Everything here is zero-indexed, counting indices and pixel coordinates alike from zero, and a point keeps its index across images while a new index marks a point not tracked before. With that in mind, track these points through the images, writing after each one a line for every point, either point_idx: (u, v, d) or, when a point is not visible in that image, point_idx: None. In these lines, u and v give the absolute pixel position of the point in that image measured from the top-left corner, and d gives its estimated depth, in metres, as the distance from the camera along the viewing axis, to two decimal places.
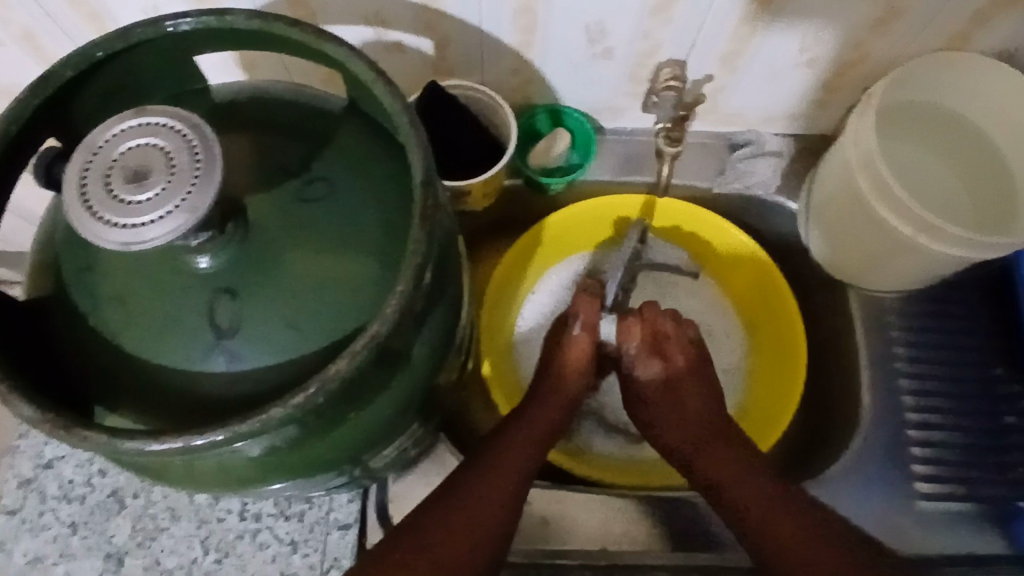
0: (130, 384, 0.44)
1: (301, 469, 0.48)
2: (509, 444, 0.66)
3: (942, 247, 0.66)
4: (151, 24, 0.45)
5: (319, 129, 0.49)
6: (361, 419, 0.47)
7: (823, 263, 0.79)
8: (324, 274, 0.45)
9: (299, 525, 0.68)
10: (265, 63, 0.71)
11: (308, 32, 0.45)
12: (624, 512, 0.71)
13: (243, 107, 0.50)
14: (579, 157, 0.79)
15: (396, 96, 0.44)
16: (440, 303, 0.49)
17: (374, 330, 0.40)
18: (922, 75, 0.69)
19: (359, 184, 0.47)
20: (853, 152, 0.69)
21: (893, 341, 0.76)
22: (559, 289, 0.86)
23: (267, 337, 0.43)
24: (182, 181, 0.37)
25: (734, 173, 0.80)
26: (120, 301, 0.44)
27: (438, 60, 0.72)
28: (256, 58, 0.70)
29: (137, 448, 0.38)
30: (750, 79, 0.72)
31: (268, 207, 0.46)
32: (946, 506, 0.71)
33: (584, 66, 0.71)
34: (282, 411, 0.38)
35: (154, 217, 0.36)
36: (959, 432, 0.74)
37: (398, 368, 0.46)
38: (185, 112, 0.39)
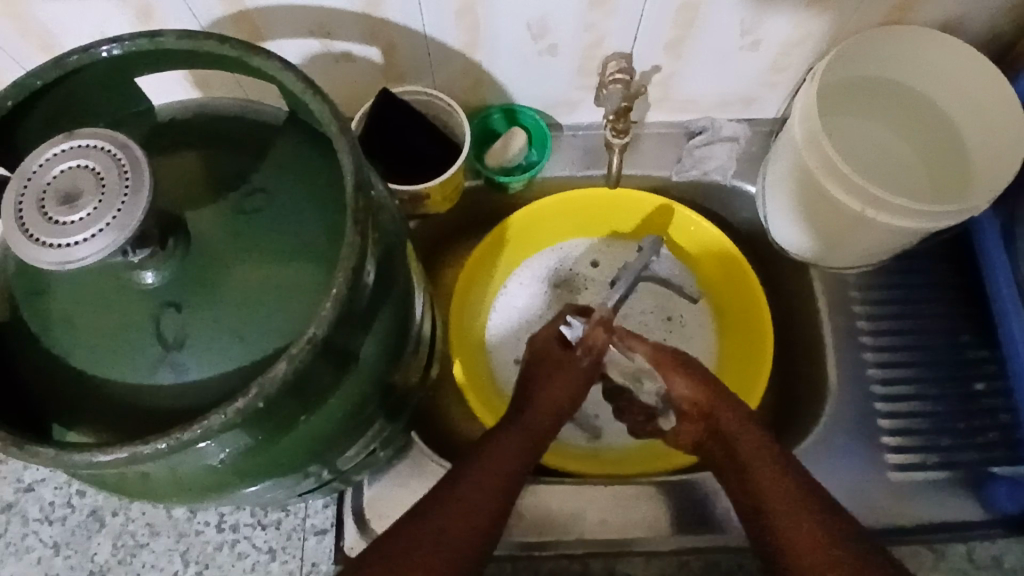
0: (84, 401, 0.45)
1: (261, 475, 0.50)
2: (482, 456, 0.64)
3: (891, 219, 0.67)
4: (86, 50, 0.47)
5: (259, 142, 0.51)
6: (313, 422, 0.48)
7: (785, 244, 0.80)
8: (268, 283, 0.46)
9: (277, 533, 0.69)
10: (219, 80, 0.72)
11: (237, 47, 0.46)
12: (598, 500, 0.71)
13: (185, 125, 0.52)
14: (536, 153, 0.80)
15: (327, 103, 0.45)
16: (387, 304, 0.51)
17: (311, 332, 0.41)
18: (866, 50, 0.69)
19: (299, 194, 0.49)
20: (799, 130, 0.70)
21: (856, 315, 0.77)
22: (529, 284, 0.86)
23: (214, 347, 0.44)
24: (113, 200, 0.38)
25: (690, 160, 0.81)
26: (70, 320, 0.45)
27: (388, 67, 0.73)
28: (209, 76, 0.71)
29: (84, 460, 0.39)
30: (696, 65, 0.73)
31: (210, 220, 0.47)
32: (918, 475, 0.71)
33: (532, 63, 0.72)
34: (223, 417, 0.40)
35: (84, 237, 0.38)
36: (929, 401, 0.74)
37: (345, 369, 0.48)
38: (115, 133, 0.40)
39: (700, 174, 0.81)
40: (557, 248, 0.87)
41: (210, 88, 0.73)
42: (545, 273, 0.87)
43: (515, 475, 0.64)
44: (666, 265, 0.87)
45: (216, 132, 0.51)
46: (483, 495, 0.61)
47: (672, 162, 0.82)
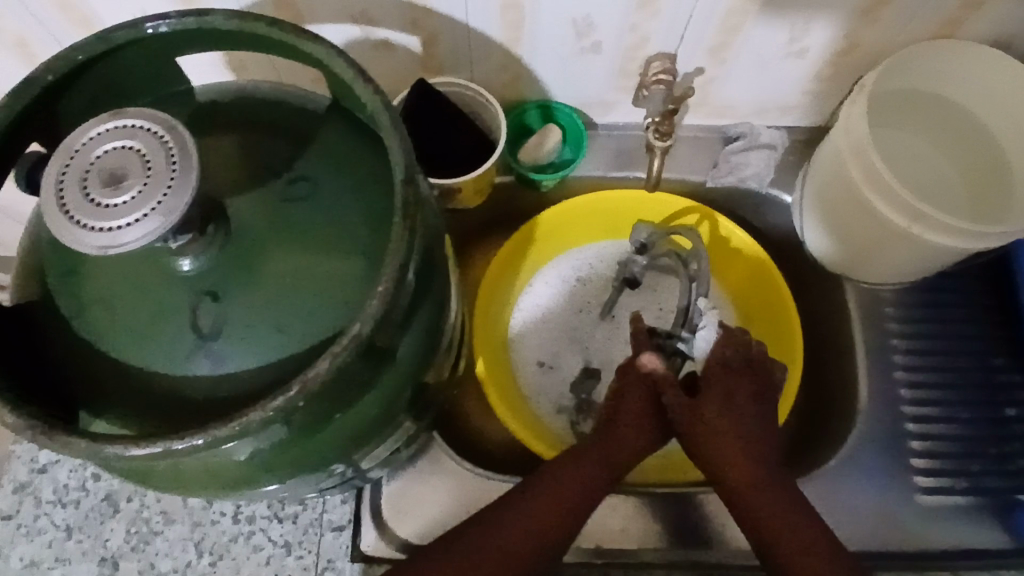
0: (115, 388, 0.44)
1: (290, 470, 0.48)
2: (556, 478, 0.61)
3: (936, 238, 0.65)
4: (131, 26, 0.45)
5: (302, 128, 0.50)
6: (348, 419, 0.47)
7: (819, 257, 0.78)
8: (309, 274, 0.45)
9: (293, 527, 0.68)
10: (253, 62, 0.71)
11: (287, 31, 0.44)
12: (620, 509, 0.69)
13: (226, 108, 0.50)
14: (570, 151, 0.78)
15: (377, 93, 0.44)
16: (425, 301, 0.49)
17: (355, 330, 0.40)
18: (915, 63, 0.67)
19: (342, 183, 0.47)
20: (844, 141, 0.68)
21: (889, 333, 0.75)
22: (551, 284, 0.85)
23: (250, 339, 0.43)
24: (159, 184, 0.37)
25: (727, 166, 0.79)
26: (103, 305, 0.44)
27: (426, 58, 0.71)
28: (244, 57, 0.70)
29: (117, 453, 0.38)
30: (740, 70, 0.71)
31: (250, 207, 0.45)
32: (944, 500, 0.70)
33: (573, 60, 0.71)
34: (262, 414, 0.38)
35: (129, 221, 0.36)
36: (959, 424, 0.73)
37: (383, 367, 0.46)
38: (161, 113, 0.38)
39: (736, 181, 0.80)
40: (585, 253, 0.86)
41: (243, 70, 0.72)
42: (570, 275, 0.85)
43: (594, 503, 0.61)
44: None
45: (259, 118, 0.50)
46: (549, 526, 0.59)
47: (708, 167, 0.80)
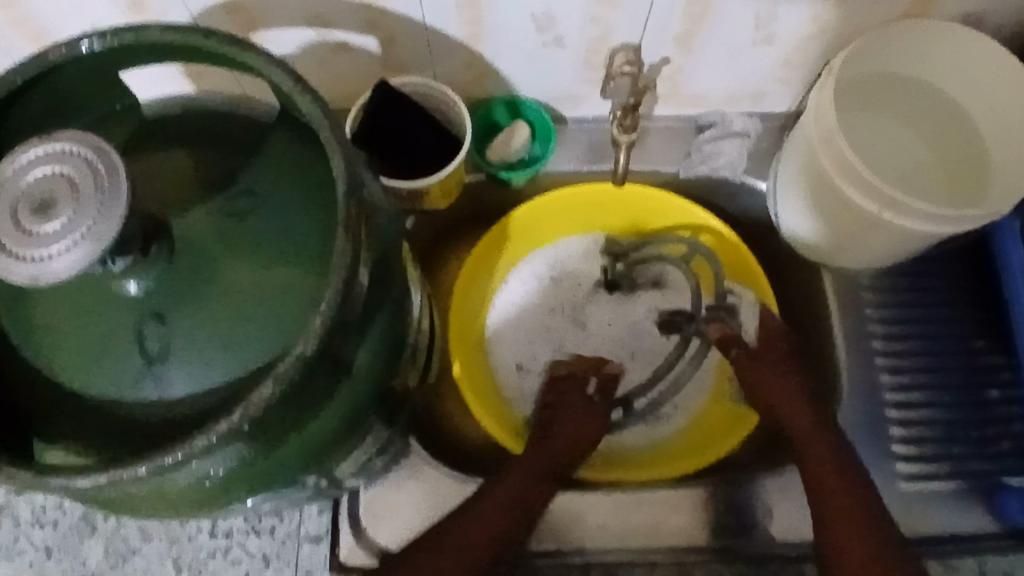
0: (67, 415, 0.43)
1: (252, 489, 0.47)
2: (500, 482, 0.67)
3: (908, 223, 0.64)
4: (69, 44, 0.44)
5: (249, 139, 0.49)
6: (306, 435, 0.46)
7: (795, 244, 0.77)
8: (257, 292, 0.44)
9: (271, 539, 0.68)
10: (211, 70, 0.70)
11: (225, 42, 0.43)
12: (599, 506, 0.68)
13: (172, 122, 0.49)
14: (539, 148, 0.77)
15: (318, 103, 0.43)
16: (381, 311, 0.48)
17: (298, 351, 0.39)
18: (884, 45, 0.66)
19: (289, 194, 0.46)
20: (813, 127, 0.67)
21: (868, 318, 0.74)
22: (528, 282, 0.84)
23: (199, 360, 0.43)
24: (88, 207, 0.36)
25: (700, 155, 0.78)
26: (50, 331, 0.43)
27: (387, 58, 0.70)
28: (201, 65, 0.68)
29: (62, 484, 0.37)
30: (707, 58, 0.70)
31: (194, 224, 0.45)
32: (928, 485, 0.70)
33: (536, 55, 0.69)
34: (206, 441, 0.37)
35: (59, 248, 0.35)
36: (941, 408, 0.72)
37: (339, 380, 0.46)
38: (90, 136, 0.38)
39: (708, 171, 0.79)
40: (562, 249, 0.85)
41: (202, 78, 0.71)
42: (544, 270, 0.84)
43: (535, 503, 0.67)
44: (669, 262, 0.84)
45: (207, 132, 0.49)
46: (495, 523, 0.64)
47: (680, 157, 0.79)
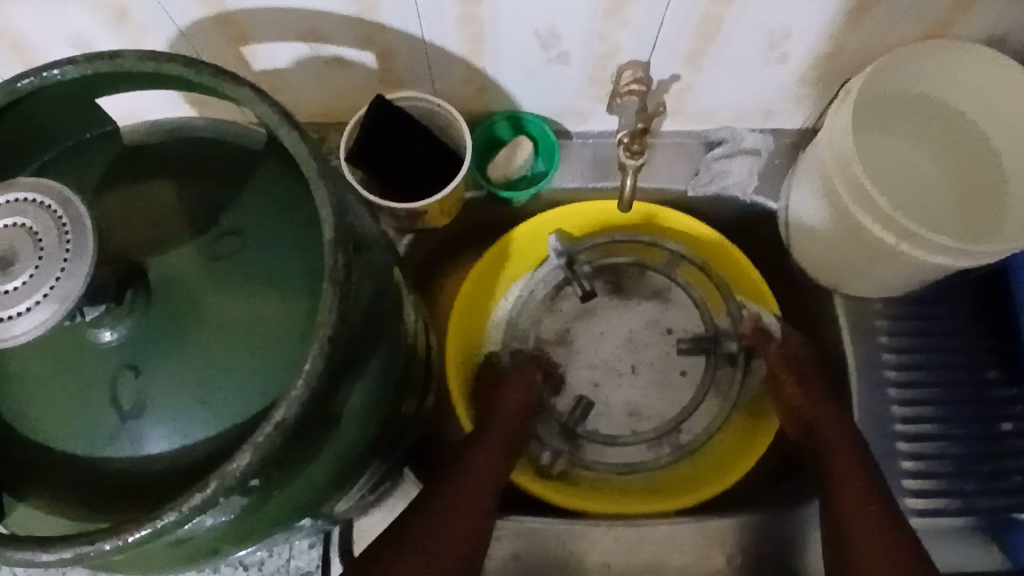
0: (41, 471, 0.41)
1: (239, 543, 0.45)
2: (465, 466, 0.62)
3: (926, 256, 0.61)
4: (39, 72, 0.41)
5: (234, 172, 0.46)
6: (295, 488, 0.44)
7: (806, 267, 0.74)
8: (241, 342, 0.42)
9: (259, 574, 0.67)
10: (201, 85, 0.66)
11: (206, 74, 0.40)
12: (601, 543, 0.67)
13: (152, 150, 0.47)
14: (543, 164, 0.74)
15: (305, 142, 0.40)
16: (374, 356, 0.46)
17: (280, 416, 0.36)
18: (903, 66, 0.63)
19: (276, 234, 0.44)
20: (829, 152, 0.64)
21: (881, 347, 0.72)
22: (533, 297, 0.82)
23: (178, 416, 0.40)
24: (51, 265, 0.33)
25: (709, 173, 0.75)
26: (22, 382, 0.41)
27: (384, 72, 0.67)
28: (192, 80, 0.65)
29: (27, 558, 0.34)
30: (717, 75, 0.66)
31: (174, 268, 0.42)
32: (934, 522, 0.68)
33: (539, 70, 0.66)
34: (178, 514, 0.35)
35: (20, 310, 0.33)
36: (954, 442, 0.70)
37: (329, 432, 0.43)
38: (55, 184, 0.35)
39: (718, 190, 0.76)
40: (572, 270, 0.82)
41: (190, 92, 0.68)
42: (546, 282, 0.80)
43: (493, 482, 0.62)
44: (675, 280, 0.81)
45: (190, 162, 0.46)
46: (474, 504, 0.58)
47: (689, 175, 0.76)
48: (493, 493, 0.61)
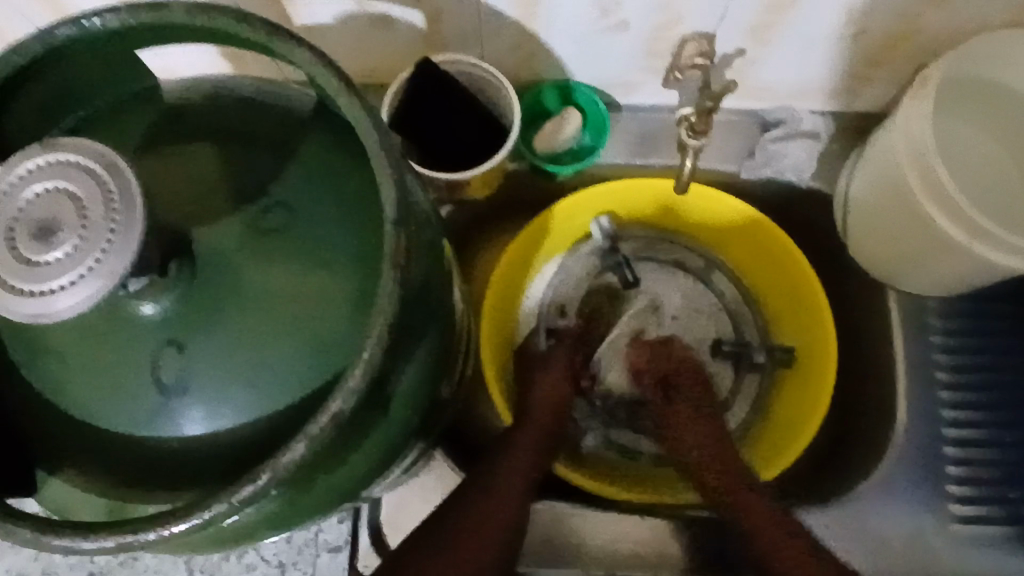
0: (77, 449, 0.39)
1: (279, 528, 0.44)
2: (504, 463, 0.62)
3: (996, 256, 0.59)
4: (79, 21, 0.38)
5: (281, 137, 0.43)
6: (339, 476, 0.42)
7: (859, 260, 0.72)
8: (287, 321, 0.39)
9: (287, 546, 0.68)
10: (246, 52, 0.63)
11: (258, 30, 0.37)
12: (633, 531, 0.66)
13: (193, 110, 0.43)
14: (590, 139, 0.71)
15: (364, 109, 0.37)
16: (424, 340, 0.44)
17: (335, 407, 0.34)
18: (984, 52, 0.59)
19: (326, 209, 0.41)
20: (903, 141, 0.61)
21: (933, 347, 0.69)
22: (589, 269, 0.80)
23: (221, 397, 0.38)
24: (97, 237, 0.31)
25: (764, 156, 0.71)
26: (58, 354, 0.39)
27: (430, 33, 0.63)
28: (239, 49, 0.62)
29: (67, 545, 0.33)
30: (785, 51, 0.62)
31: (218, 239, 0.40)
32: (980, 529, 0.66)
33: (596, 38, 0.62)
34: (227, 507, 0.33)
35: (62, 284, 0.31)
36: (1002, 448, 0.67)
37: (377, 419, 0.41)
38: (100, 147, 0.32)
39: (772, 173, 0.72)
40: (632, 245, 0.80)
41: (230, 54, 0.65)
42: (605, 254, 0.78)
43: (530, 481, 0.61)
44: (713, 261, 0.80)
45: (235, 124, 0.43)
46: (508, 501, 0.58)
47: (742, 156, 0.72)
48: (530, 491, 0.61)
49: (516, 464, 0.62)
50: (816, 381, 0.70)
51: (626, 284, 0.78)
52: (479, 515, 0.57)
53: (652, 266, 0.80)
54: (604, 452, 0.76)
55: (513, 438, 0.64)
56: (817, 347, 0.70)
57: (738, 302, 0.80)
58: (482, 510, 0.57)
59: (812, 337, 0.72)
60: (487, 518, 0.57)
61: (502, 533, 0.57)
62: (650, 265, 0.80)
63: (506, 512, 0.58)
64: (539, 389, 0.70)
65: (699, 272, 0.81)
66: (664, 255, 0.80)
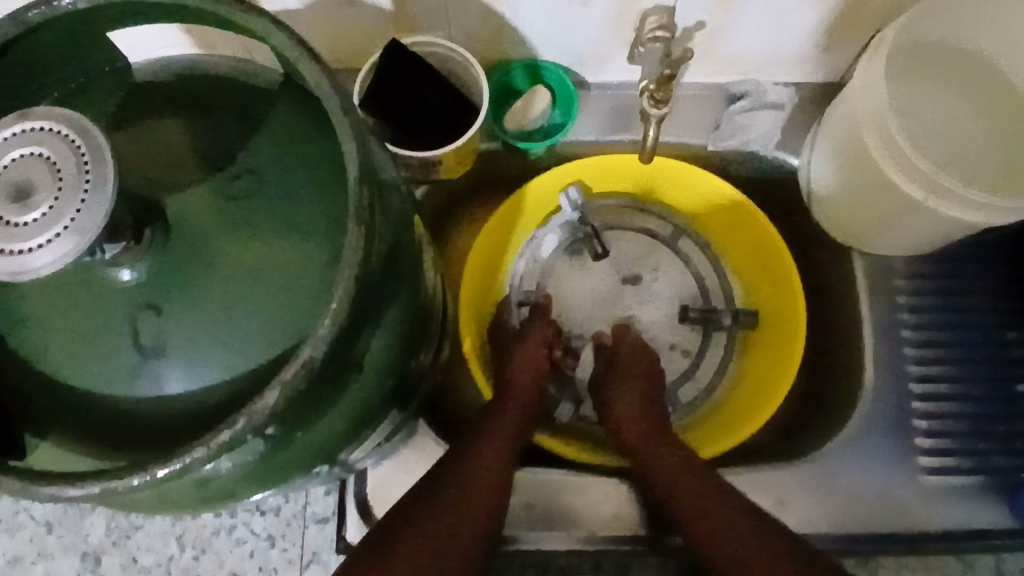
0: (60, 412, 0.41)
1: (261, 485, 0.45)
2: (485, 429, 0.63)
3: (953, 211, 0.61)
4: (50, 1, 0.39)
5: (250, 109, 0.45)
6: (315, 433, 0.44)
7: (824, 223, 0.74)
8: (259, 283, 0.41)
9: (276, 520, 0.70)
10: (220, 38, 0.65)
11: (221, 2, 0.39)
12: (613, 494, 0.67)
13: (166, 87, 0.45)
14: (560, 115, 0.73)
15: (326, 75, 0.38)
16: (395, 300, 0.45)
17: (306, 355, 0.36)
18: (938, 15, 0.61)
19: (294, 175, 0.43)
20: (858, 104, 0.63)
21: (899, 306, 0.71)
22: (563, 241, 0.81)
23: (199, 356, 0.40)
24: (71, 197, 0.33)
25: (730, 127, 0.73)
26: (40, 321, 0.41)
27: (398, 14, 0.65)
28: (212, 35, 0.64)
29: (50, 494, 0.34)
30: (744, 21, 0.64)
31: (191, 207, 0.41)
32: (948, 480, 0.68)
33: (559, 15, 0.64)
34: (204, 452, 0.35)
35: (40, 242, 0.32)
36: (968, 402, 0.70)
37: (350, 377, 0.43)
38: (71, 113, 0.34)
39: (739, 143, 0.74)
40: (605, 215, 0.82)
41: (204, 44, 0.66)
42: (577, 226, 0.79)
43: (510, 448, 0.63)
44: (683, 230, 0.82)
45: (204, 99, 0.45)
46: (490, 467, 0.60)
47: (709, 129, 0.74)
48: (512, 454, 0.63)
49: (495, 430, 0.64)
50: (785, 344, 0.72)
51: (597, 256, 0.79)
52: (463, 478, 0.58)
53: (625, 238, 0.82)
54: (581, 422, 0.78)
55: (495, 410, 0.66)
56: (786, 312, 0.73)
57: (709, 270, 0.82)
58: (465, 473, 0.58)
59: (782, 302, 0.74)
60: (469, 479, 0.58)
61: (487, 494, 0.58)
62: (623, 237, 0.82)
63: (490, 473, 0.60)
64: (517, 359, 0.71)
65: (671, 242, 0.82)
66: (636, 226, 0.82)
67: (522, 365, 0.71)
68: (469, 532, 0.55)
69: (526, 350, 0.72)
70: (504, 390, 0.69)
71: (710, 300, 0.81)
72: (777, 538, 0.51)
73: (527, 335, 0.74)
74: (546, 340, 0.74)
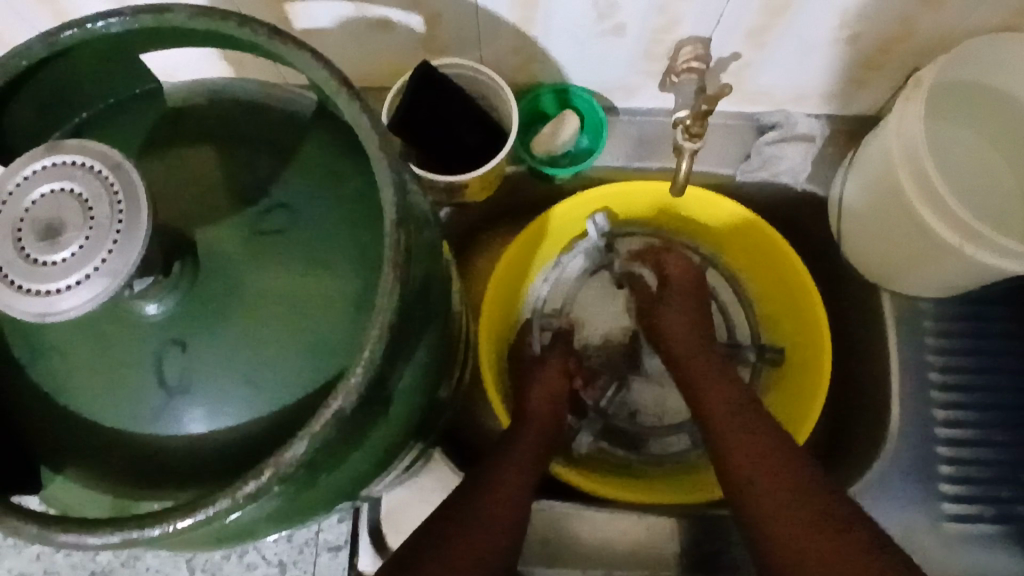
0: (79, 449, 0.40)
1: (280, 525, 0.44)
2: (504, 461, 0.62)
3: (988, 258, 0.59)
4: (83, 24, 0.38)
5: (283, 139, 0.44)
6: (339, 474, 0.43)
7: (852, 260, 0.72)
8: (287, 322, 0.40)
9: (287, 546, 0.69)
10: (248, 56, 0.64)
11: (261, 34, 0.38)
12: (630, 531, 0.66)
13: (198, 112, 0.44)
14: (588, 141, 0.71)
15: (364, 112, 0.37)
16: (424, 339, 0.44)
17: (336, 404, 0.35)
18: (976, 56, 0.60)
19: (326, 210, 0.42)
20: (895, 142, 0.62)
21: (926, 348, 0.70)
22: (585, 268, 0.80)
23: (223, 396, 0.39)
24: (102, 237, 0.32)
25: (759, 159, 0.72)
26: (61, 353, 0.40)
27: (429, 37, 0.64)
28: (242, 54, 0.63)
29: (71, 541, 0.33)
30: (781, 54, 0.63)
31: (220, 241, 0.40)
32: (972, 528, 0.66)
33: (592, 42, 0.63)
34: (229, 503, 0.34)
35: (68, 283, 0.31)
36: (996, 448, 0.68)
37: (377, 418, 0.42)
38: (104, 148, 0.33)
39: (768, 176, 0.73)
40: (629, 242, 0.80)
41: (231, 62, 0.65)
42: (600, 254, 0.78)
43: (529, 480, 0.62)
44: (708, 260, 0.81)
45: (235, 126, 0.44)
46: (510, 501, 0.59)
47: (738, 159, 0.73)
48: (531, 489, 0.62)
49: (513, 463, 0.62)
50: (809, 383, 0.71)
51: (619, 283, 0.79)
52: (482, 512, 0.57)
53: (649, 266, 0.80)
54: (599, 453, 0.77)
55: (513, 439, 0.65)
56: (812, 350, 0.71)
57: (734, 302, 0.80)
58: (483, 510, 0.57)
59: (807, 339, 0.72)
60: (488, 514, 0.57)
61: (506, 530, 0.57)
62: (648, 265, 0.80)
63: (511, 513, 0.58)
64: (536, 389, 0.70)
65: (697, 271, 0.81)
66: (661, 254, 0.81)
67: (540, 394, 0.70)
68: (486, 570, 0.53)
69: (545, 379, 0.71)
70: (524, 421, 0.67)
71: (732, 333, 0.80)
72: (844, 515, 0.50)
73: (547, 363, 0.73)
74: (565, 369, 0.73)
